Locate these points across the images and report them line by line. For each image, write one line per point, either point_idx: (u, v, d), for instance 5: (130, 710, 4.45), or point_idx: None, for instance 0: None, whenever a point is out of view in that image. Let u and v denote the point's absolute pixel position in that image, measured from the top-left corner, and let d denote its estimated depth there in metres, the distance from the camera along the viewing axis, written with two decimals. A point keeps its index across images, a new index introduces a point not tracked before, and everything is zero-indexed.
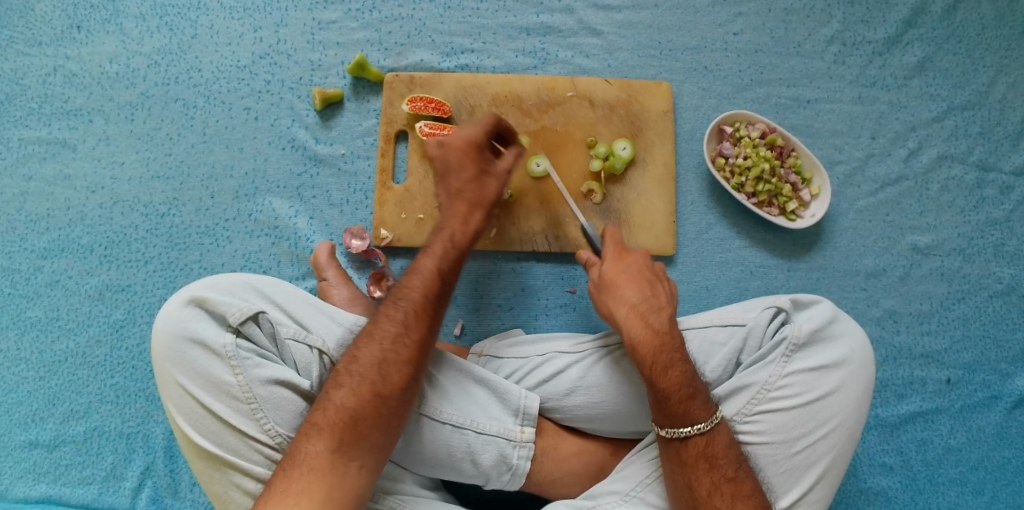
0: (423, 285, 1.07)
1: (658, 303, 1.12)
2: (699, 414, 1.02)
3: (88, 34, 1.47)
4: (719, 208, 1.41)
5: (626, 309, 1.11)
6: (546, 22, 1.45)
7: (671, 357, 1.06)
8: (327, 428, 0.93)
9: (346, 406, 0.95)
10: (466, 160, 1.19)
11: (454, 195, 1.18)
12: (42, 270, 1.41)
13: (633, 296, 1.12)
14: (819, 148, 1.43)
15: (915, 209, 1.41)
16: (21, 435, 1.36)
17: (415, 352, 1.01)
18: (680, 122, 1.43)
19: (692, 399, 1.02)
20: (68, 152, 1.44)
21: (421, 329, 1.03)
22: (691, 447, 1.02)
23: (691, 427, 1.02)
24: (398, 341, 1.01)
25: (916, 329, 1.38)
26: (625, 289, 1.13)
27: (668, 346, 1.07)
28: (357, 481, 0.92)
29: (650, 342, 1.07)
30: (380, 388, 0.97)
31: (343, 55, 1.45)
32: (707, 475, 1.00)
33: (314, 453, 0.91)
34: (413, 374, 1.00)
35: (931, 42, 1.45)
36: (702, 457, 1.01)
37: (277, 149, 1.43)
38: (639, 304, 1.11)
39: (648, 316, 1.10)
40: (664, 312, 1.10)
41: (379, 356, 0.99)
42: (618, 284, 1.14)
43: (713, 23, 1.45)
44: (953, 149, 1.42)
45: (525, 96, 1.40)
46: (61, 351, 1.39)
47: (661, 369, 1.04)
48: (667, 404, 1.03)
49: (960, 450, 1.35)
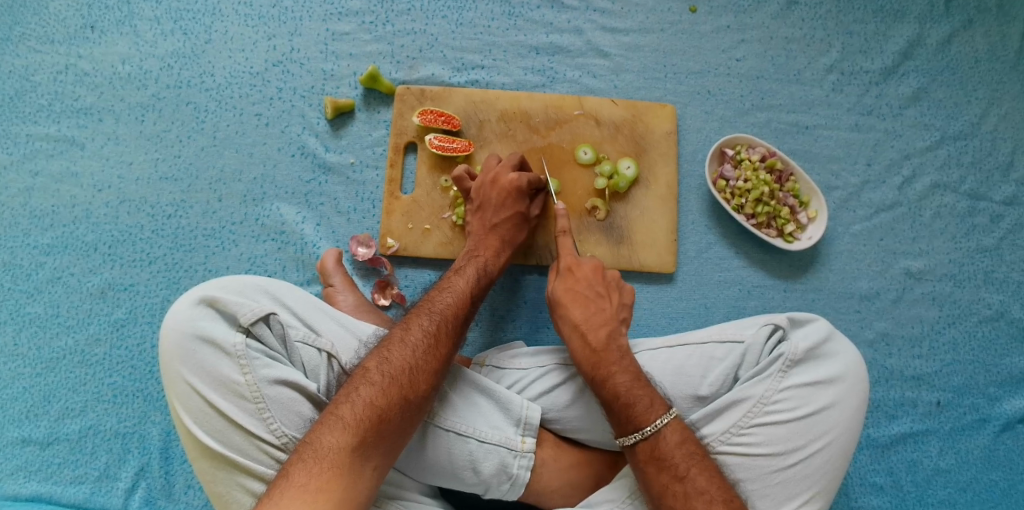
0: (457, 302, 1.14)
1: (600, 320, 1.19)
2: (643, 419, 1.06)
3: (101, 34, 1.49)
4: (719, 228, 1.44)
5: (569, 328, 1.19)
6: (555, 42, 1.49)
7: (606, 369, 1.13)
8: (351, 425, 0.94)
9: (373, 403, 0.96)
10: (507, 200, 1.28)
11: (490, 229, 1.28)
12: (45, 266, 1.42)
13: (577, 316, 1.20)
14: (817, 173, 1.47)
15: (908, 235, 1.45)
16: (14, 431, 1.36)
17: (442, 364, 1.05)
18: (682, 143, 1.46)
19: (632, 405, 1.08)
20: (76, 149, 1.46)
21: (450, 344, 1.08)
22: (640, 451, 1.06)
23: (636, 432, 1.06)
24: (429, 352, 1.04)
25: (907, 351, 1.42)
26: (569, 309, 1.21)
27: (605, 360, 1.14)
28: (370, 482, 0.93)
29: (587, 359, 1.15)
30: (407, 393, 0.99)
31: (355, 66, 1.48)
32: (656, 477, 1.03)
33: (336, 449, 0.91)
34: (437, 385, 1.03)
35: (926, 74, 1.50)
36: (652, 459, 1.04)
37: (286, 156, 1.45)
38: (581, 324, 1.19)
39: (587, 335, 1.17)
40: (604, 329, 1.18)
41: (410, 363, 1.02)
42: (563, 305, 1.22)
43: (717, 49, 1.49)
44: (945, 178, 1.47)
45: (533, 113, 1.43)
46: (60, 348, 1.39)
47: (600, 382, 1.12)
48: (614, 415, 1.09)
49: (949, 471, 1.38)
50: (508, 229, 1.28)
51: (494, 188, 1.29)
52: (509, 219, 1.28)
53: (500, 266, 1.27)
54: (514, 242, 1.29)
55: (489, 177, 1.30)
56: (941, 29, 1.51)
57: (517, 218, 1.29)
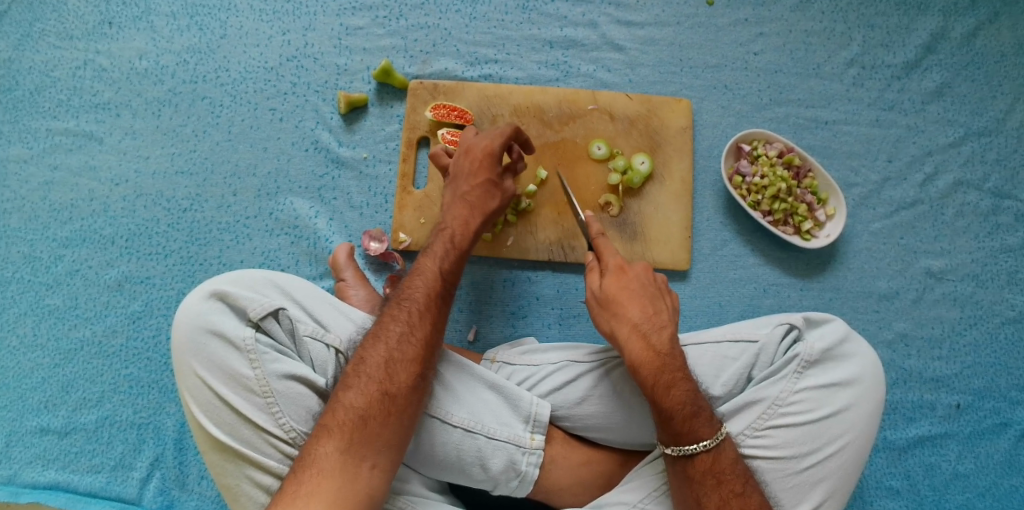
0: (427, 284, 1.11)
1: (661, 321, 1.10)
2: (703, 432, 1.02)
3: (119, 30, 1.51)
4: (735, 225, 1.42)
5: (629, 328, 1.09)
6: (569, 36, 1.47)
7: (673, 376, 1.05)
8: (336, 429, 0.95)
9: (355, 406, 0.97)
10: (479, 169, 1.24)
11: (461, 198, 1.23)
12: (63, 258, 1.44)
13: (636, 316, 1.10)
14: (835, 170, 1.44)
15: (929, 233, 1.42)
16: (32, 420, 1.38)
17: (419, 350, 1.04)
18: (698, 139, 1.44)
19: (696, 417, 1.03)
20: (94, 144, 1.47)
21: (425, 327, 1.06)
22: (699, 463, 1.02)
23: (697, 443, 1.02)
24: (403, 341, 1.04)
25: (927, 353, 1.39)
26: (628, 309, 1.11)
27: (670, 366, 1.06)
28: (370, 481, 0.93)
29: (650, 364, 1.06)
30: (387, 387, 0.99)
31: (369, 61, 1.48)
32: (714, 491, 1.00)
33: (324, 455, 0.93)
34: (419, 373, 1.02)
35: (950, 68, 1.46)
36: (710, 474, 1.02)
37: (300, 150, 1.46)
38: (642, 324, 1.09)
39: (650, 337, 1.08)
40: (666, 332, 1.09)
41: (387, 356, 1.02)
42: (619, 303, 1.12)
43: (734, 42, 1.47)
44: (969, 175, 1.43)
45: (546, 107, 1.42)
46: (78, 339, 1.41)
47: (663, 389, 1.04)
48: (672, 423, 1.02)
49: (968, 475, 1.35)
50: (477, 194, 1.23)
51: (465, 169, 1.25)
52: (478, 187, 1.24)
53: (469, 236, 1.21)
54: (484, 209, 1.23)
55: (463, 146, 1.27)
56: (965, 21, 1.47)
57: (488, 186, 1.24)
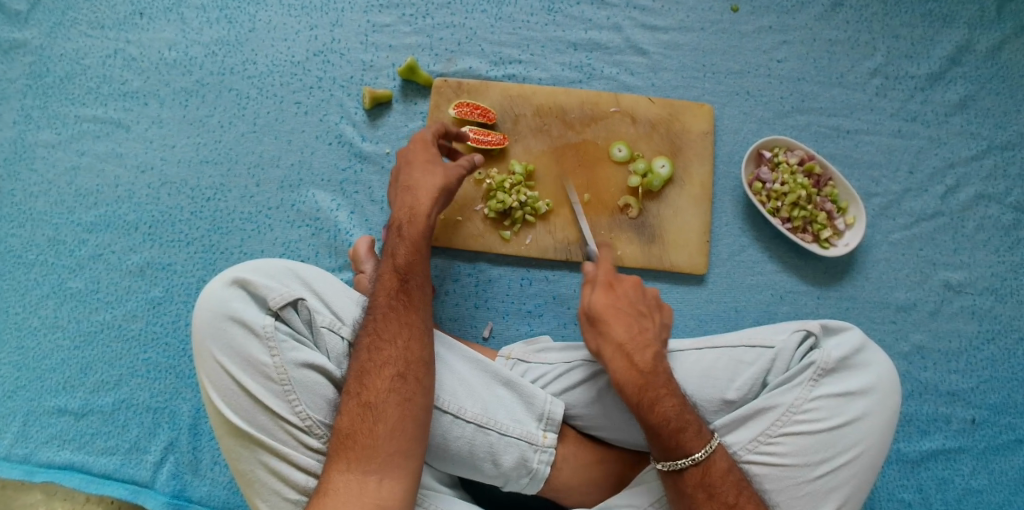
0: (383, 287, 1.12)
1: (645, 340, 1.12)
2: (693, 445, 1.02)
3: (150, 20, 1.53)
4: (753, 231, 1.42)
5: (613, 347, 1.11)
6: (593, 38, 1.48)
7: (657, 393, 1.06)
8: (334, 454, 0.99)
9: (343, 426, 1.01)
10: (421, 156, 1.26)
11: (407, 186, 1.23)
12: (87, 243, 1.46)
13: (620, 335, 1.12)
14: (856, 179, 1.44)
15: (949, 246, 1.41)
16: (51, 400, 1.41)
17: (384, 352, 1.05)
18: (719, 144, 1.44)
19: (682, 432, 1.03)
20: (121, 131, 1.50)
21: (386, 326, 1.07)
22: (689, 477, 1.03)
23: (685, 457, 1.02)
24: (370, 349, 1.05)
25: (943, 366, 1.38)
26: (613, 327, 1.13)
27: (654, 384, 1.07)
28: (378, 492, 0.96)
29: (634, 382, 1.07)
30: (364, 398, 1.02)
31: (394, 57, 1.49)
32: (706, 504, 1.01)
33: (330, 480, 0.97)
34: (392, 374, 1.03)
35: (974, 81, 1.46)
36: (702, 487, 1.02)
37: (323, 144, 1.47)
38: (625, 344, 1.11)
39: (634, 356, 1.10)
40: (649, 350, 1.10)
41: (359, 368, 1.04)
42: (604, 322, 1.14)
43: (757, 49, 1.47)
44: (990, 189, 1.43)
45: (568, 108, 1.43)
46: (99, 322, 1.43)
47: (648, 406, 1.05)
48: (661, 439, 1.03)
49: (981, 491, 1.34)
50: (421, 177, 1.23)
51: (425, 170, 1.23)
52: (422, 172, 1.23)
53: (422, 224, 1.18)
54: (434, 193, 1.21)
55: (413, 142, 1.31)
56: (991, 34, 1.47)
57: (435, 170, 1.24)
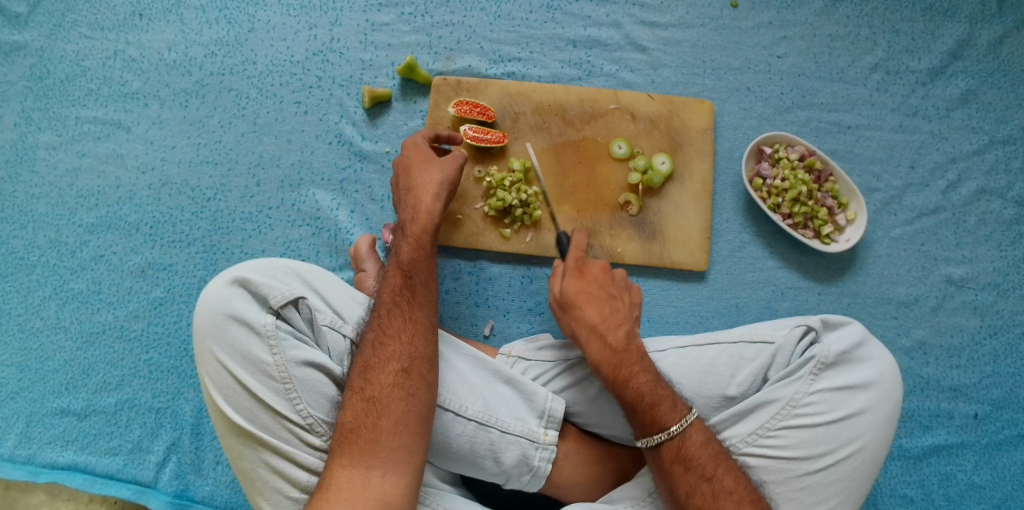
0: (388, 285, 1.14)
1: (616, 321, 1.16)
2: (668, 419, 1.05)
3: (149, 21, 1.54)
4: (753, 227, 1.42)
5: (586, 329, 1.16)
6: (593, 36, 1.48)
7: (630, 369, 1.10)
8: (336, 449, 1.00)
9: (346, 422, 1.01)
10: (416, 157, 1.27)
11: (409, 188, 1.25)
12: (89, 244, 1.47)
13: (593, 317, 1.17)
14: (857, 175, 1.43)
15: (951, 241, 1.41)
16: (54, 401, 1.41)
17: (392, 347, 1.05)
18: (719, 141, 1.44)
19: (657, 406, 1.06)
20: (122, 133, 1.50)
21: (395, 322, 1.08)
22: (665, 451, 1.05)
23: (661, 432, 1.05)
24: (374, 345, 1.06)
25: (946, 361, 1.38)
26: (584, 310, 1.17)
27: (626, 361, 1.12)
28: (380, 487, 0.96)
29: (608, 361, 1.12)
30: (367, 393, 1.02)
31: (394, 56, 1.49)
32: (682, 477, 1.03)
33: (332, 476, 0.97)
34: (397, 369, 1.04)
35: (976, 75, 1.45)
36: (678, 460, 1.04)
37: (323, 143, 1.47)
38: (598, 325, 1.16)
39: (606, 336, 1.14)
40: (622, 329, 1.15)
41: (362, 364, 1.05)
42: (577, 306, 1.18)
43: (758, 45, 1.47)
44: (992, 184, 1.42)
45: (568, 106, 1.43)
46: (101, 323, 1.44)
47: (622, 383, 1.09)
48: (637, 415, 1.07)
49: (984, 486, 1.34)
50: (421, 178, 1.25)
51: (423, 171, 1.25)
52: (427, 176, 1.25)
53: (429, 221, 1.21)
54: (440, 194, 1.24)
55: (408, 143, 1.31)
56: (993, 28, 1.46)
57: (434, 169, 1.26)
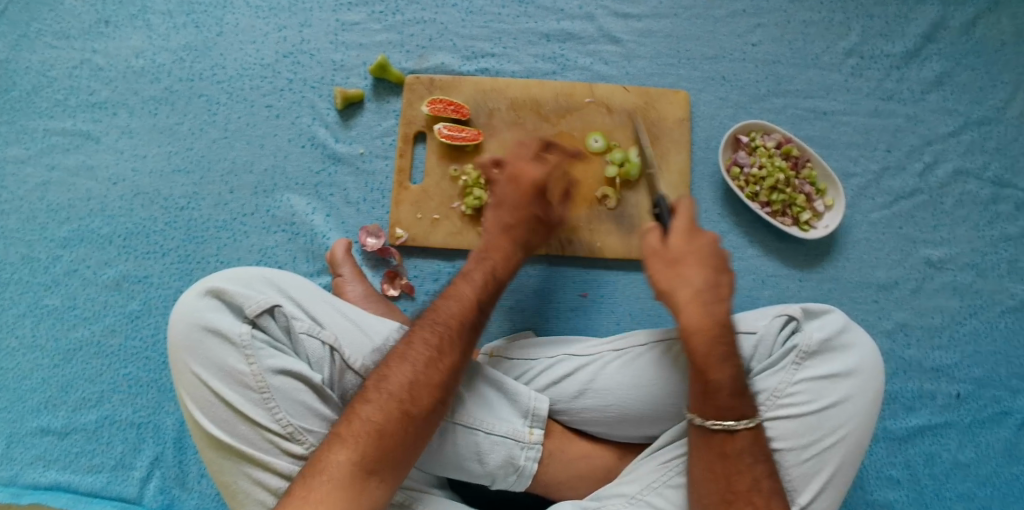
0: (461, 311, 1.09)
1: (722, 290, 1.05)
2: (746, 410, 1.01)
3: (116, 28, 1.51)
4: (733, 216, 1.41)
5: (693, 294, 1.04)
6: (566, 28, 1.47)
7: (726, 349, 1.02)
8: (350, 440, 0.94)
9: (371, 419, 0.95)
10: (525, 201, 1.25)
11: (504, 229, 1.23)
12: (62, 259, 1.44)
13: (699, 282, 1.05)
14: (834, 160, 1.43)
15: (928, 223, 1.41)
16: (33, 421, 1.39)
17: (445, 376, 1.02)
18: (695, 130, 1.43)
19: (741, 395, 1.01)
20: (92, 143, 1.48)
21: (455, 353, 1.04)
22: (739, 440, 1.00)
23: (740, 420, 1.00)
24: (432, 365, 1.01)
25: (927, 342, 1.39)
26: (691, 273, 1.05)
27: (722, 337, 1.02)
28: (375, 495, 0.93)
29: (706, 337, 1.02)
30: (408, 407, 0.97)
31: (365, 56, 1.47)
32: (750, 469, 0.99)
33: (336, 464, 0.92)
34: (441, 398, 1.01)
35: (950, 57, 1.45)
36: (745, 451, 1.00)
37: (297, 146, 1.45)
38: (704, 291, 1.04)
39: (709, 304, 1.03)
40: (726, 302, 1.04)
41: (410, 378, 0.99)
42: (683, 264, 1.06)
43: (731, 33, 1.46)
44: (969, 164, 1.43)
45: (543, 100, 1.42)
46: (77, 339, 1.42)
47: (713, 362, 1.01)
48: (712, 398, 1.00)
49: (968, 465, 1.35)
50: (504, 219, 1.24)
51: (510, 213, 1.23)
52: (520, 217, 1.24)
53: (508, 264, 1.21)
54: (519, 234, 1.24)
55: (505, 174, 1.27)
56: (964, 11, 1.47)
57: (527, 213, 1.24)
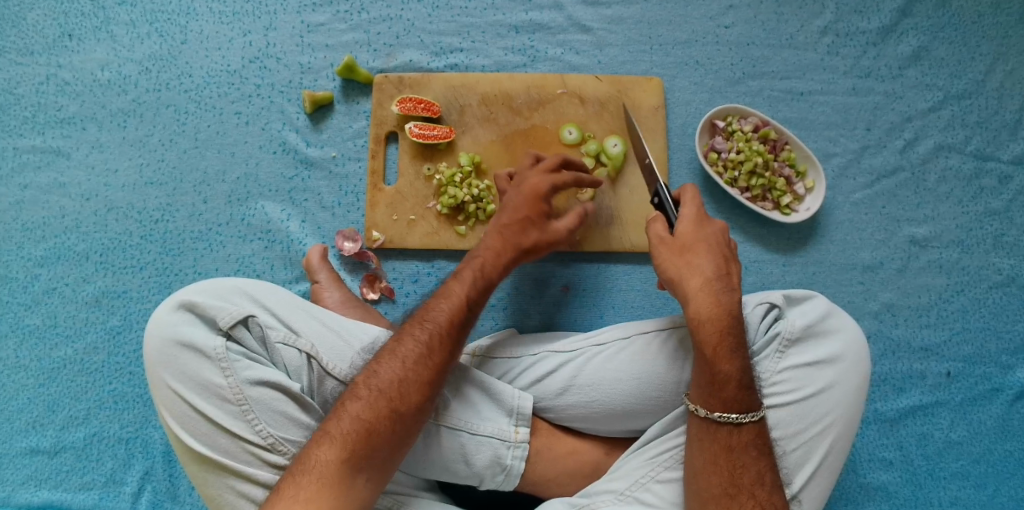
0: (453, 311, 1.07)
1: (732, 282, 1.04)
2: (753, 402, 0.99)
3: (80, 41, 1.48)
4: (713, 203, 1.39)
5: (701, 281, 1.03)
6: (535, 19, 1.44)
7: (736, 341, 1.00)
8: (338, 438, 0.93)
9: (360, 417, 0.95)
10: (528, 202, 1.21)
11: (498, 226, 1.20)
12: (39, 277, 1.42)
13: (709, 269, 1.04)
14: (813, 141, 1.41)
15: (912, 201, 1.39)
16: (22, 442, 1.37)
17: (436, 374, 1.01)
18: (671, 117, 1.41)
19: (748, 389, 0.99)
20: (62, 159, 1.45)
21: (446, 352, 1.03)
22: (745, 433, 0.99)
23: (743, 414, 0.98)
24: (420, 362, 1.01)
25: (915, 321, 1.37)
26: (700, 259, 1.04)
27: (733, 329, 1.01)
28: (361, 493, 0.92)
29: (716, 327, 1.00)
30: (397, 405, 0.97)
31: (332, 57, 1.45)
32: (756, 462, 0.98)
33: (324, 462, 0.91)
34: (430, 396, 1.00)
35: (927, 31, 1.43)
36: (751, 444, 0.99)
37: (268, 153, 1.43)
38: (714, 280, 1.03)
39: (720, 294, 1.02)
40: (736, 294, 1.03)
41: (399, 375, 0.99)
42: (693, 252, 1.05)
43: (704, 17, 1.44)
44: (950, 139, 1.40)
45: (514, 94, 1.39)
46: (60, 358, 1.40)
47: (724, 353, 0.99)
48: (718, 388, 0.99)
49: (961, 443, 1.33)
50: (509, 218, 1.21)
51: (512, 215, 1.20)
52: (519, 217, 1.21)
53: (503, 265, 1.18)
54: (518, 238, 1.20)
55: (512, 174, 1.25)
56: None
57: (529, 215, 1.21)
